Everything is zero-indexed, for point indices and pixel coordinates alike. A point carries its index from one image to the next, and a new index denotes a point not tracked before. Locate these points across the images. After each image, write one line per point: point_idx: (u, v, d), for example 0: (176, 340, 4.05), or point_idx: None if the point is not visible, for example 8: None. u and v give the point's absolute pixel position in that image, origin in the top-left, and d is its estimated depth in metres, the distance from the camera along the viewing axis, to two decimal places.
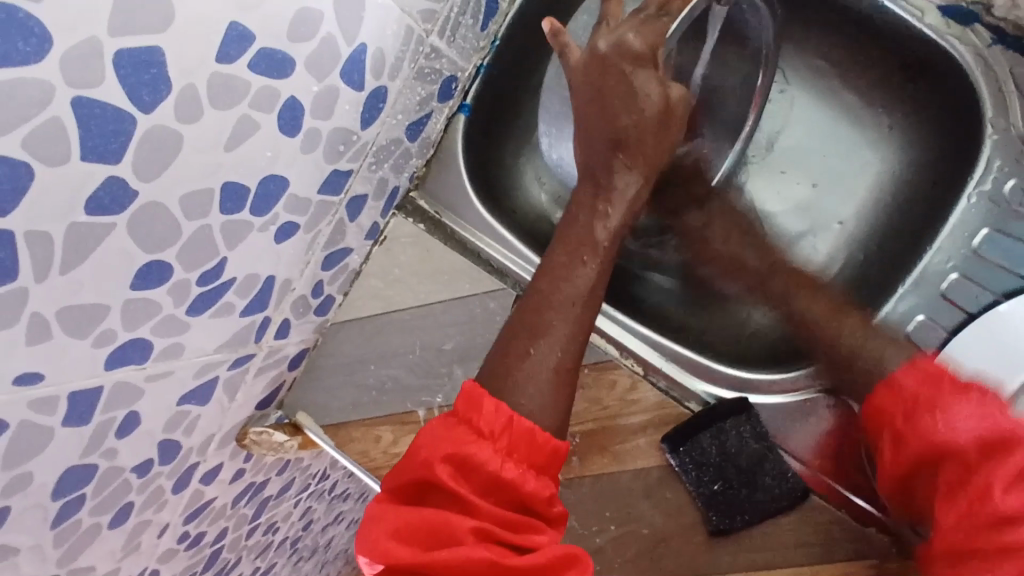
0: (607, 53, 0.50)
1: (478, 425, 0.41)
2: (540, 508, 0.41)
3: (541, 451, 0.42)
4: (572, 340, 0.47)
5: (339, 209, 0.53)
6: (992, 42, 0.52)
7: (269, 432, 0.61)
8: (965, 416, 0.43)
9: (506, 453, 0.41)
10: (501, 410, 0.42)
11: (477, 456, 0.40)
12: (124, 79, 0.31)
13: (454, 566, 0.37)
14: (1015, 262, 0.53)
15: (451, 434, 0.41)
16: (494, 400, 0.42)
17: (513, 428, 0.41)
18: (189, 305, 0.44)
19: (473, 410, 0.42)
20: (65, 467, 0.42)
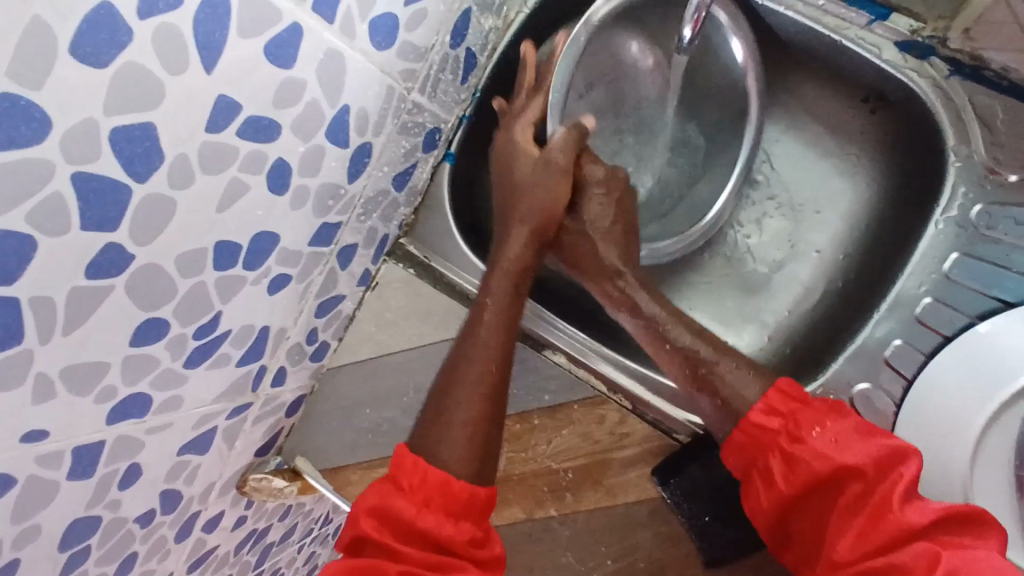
0: (527, 110, 0.60)
1: (399, 480, 0.44)
2: (460, 550, 0.42)
3: (463, 496, 0.43)
4: (488, 359, 0.51)
5: (330, 259, 0.55)
6: (949, 73, 0.53)
7: (268, 479, 0.61)
8: (822, 434, 0.45)
9: (426, 504, 0.43)
10: (419, 465, 0.44)
11: (400, 512, 0.42)
12: (120, 153, 0.33)
13: None
14: (986, 283, 0.53)
15: (378, 492, 0.43)
16: (412, 456, 0.44)
17: (428, 480, 0.43)
18: (187, 358, 0.46)
19: (396, 467, 0.44)
20: (70, 519, 0.44)
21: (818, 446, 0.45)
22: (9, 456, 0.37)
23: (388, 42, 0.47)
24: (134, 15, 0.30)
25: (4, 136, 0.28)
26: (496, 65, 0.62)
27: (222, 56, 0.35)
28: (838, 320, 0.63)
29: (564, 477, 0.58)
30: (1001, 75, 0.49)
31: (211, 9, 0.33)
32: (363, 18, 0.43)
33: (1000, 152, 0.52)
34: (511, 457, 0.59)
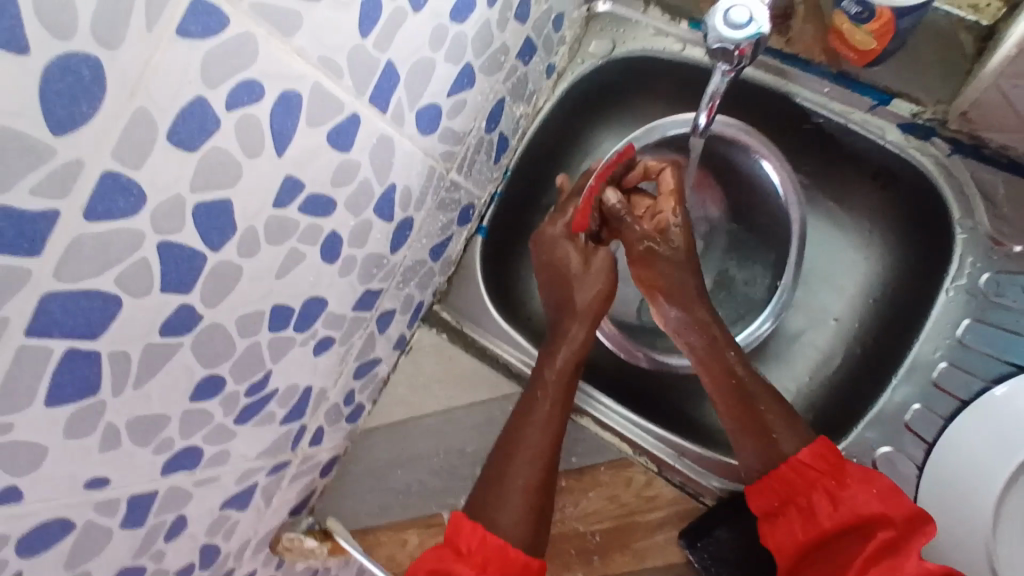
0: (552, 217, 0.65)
1: (459, 545, 0.51)
2: None
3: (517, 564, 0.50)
4: (538, 459, 0.56)
5: (370, 323, 0.59)
6: (951, 152, 0.57)
7: (301, 538, 0.63)
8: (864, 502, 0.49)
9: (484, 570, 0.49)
10: (477, 530, 0.51)
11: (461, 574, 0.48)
12: (201, 226, 0.38)
13: None
14: (999, 348, 0.54)
15: (440, 557, 0.50)
16: (472, 522, 0.51)
17: (484, 545, 0.50)
18: (237, 415, 0.49)
19: (456, 534, 0.51)
20: (117, 568, 0.46)
21: (862, 497, 0.49)
22: (71, 500, 0.40)
23: (431, 129, 0.52)
24: (224, 108, 0.35)
25: (107, 209, 0.32)
26: (525, 148, 0.67)
27: (292, 142, 0.40)
28: (856, 388, 0.63)
29: (591, 540, 0.59)
30: (1000, 152, 0.55)
31: (288, 104, 0.39)
32: (411, 109, 0.49)
33: (1003, 224, 0.55)
34: None
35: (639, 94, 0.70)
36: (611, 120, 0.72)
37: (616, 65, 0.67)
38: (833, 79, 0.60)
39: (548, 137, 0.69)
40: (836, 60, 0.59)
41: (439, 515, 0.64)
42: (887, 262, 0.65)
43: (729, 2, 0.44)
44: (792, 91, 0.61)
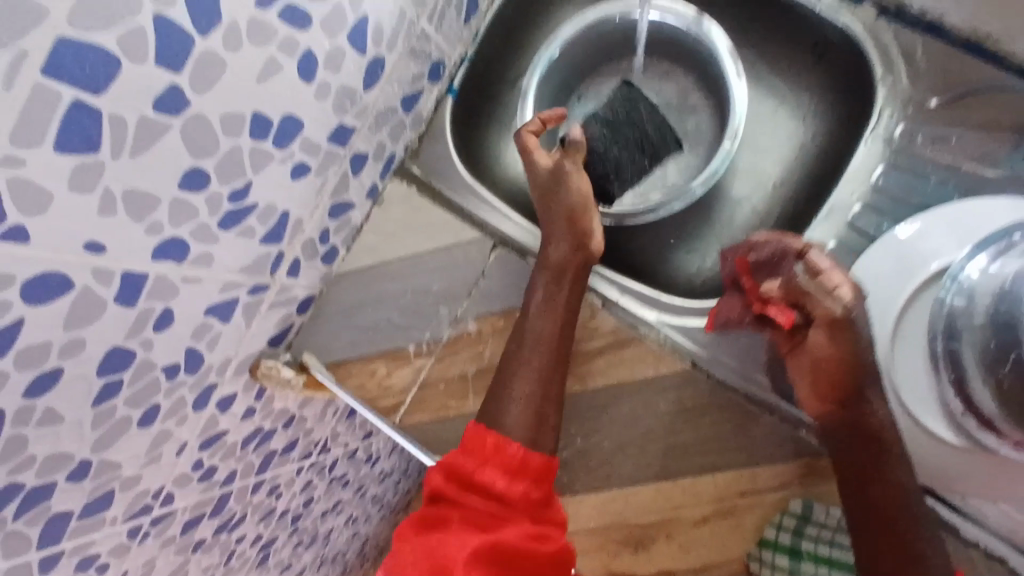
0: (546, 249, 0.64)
1: (461, 499, 0.56)
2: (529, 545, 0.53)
3: (537, 467, 0.57)
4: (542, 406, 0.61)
5: (344, 162, 0.64)
6: (879, 15, 0.62)
7: (278, 367, 0.69)
8: None
9: (513, 476, 0.56)
10: (479, 506, 0.55)
11: (490, 480, 0.56)
12: (189, 7, 0.43)
13: (453, 555, 0.50)
14: (911, 193, 0.61)
15: (441, 480, 0.57)
16: (470, 496, 0.56)
17: (482, 508, 0.55)
18: (220, 218, 0.54)
19: (453, 493, 0.56)
20: (110, 344, 0.51)
21: None
22: (72, 259, 0.45)
23: None
24: None
25: None
26: (495, 15, 0.72)
27: None
28: None
29: None
30: (920, 16, 0.60)
31: None
32: None
33: (917, 80, 0.60)
34: (495, 348, 0.67)
35: None
36: None
37: None
38: None
39: (514, 8, 0.73)
40: None
41: (405, 348, 0.69)
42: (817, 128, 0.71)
43: None
44: None
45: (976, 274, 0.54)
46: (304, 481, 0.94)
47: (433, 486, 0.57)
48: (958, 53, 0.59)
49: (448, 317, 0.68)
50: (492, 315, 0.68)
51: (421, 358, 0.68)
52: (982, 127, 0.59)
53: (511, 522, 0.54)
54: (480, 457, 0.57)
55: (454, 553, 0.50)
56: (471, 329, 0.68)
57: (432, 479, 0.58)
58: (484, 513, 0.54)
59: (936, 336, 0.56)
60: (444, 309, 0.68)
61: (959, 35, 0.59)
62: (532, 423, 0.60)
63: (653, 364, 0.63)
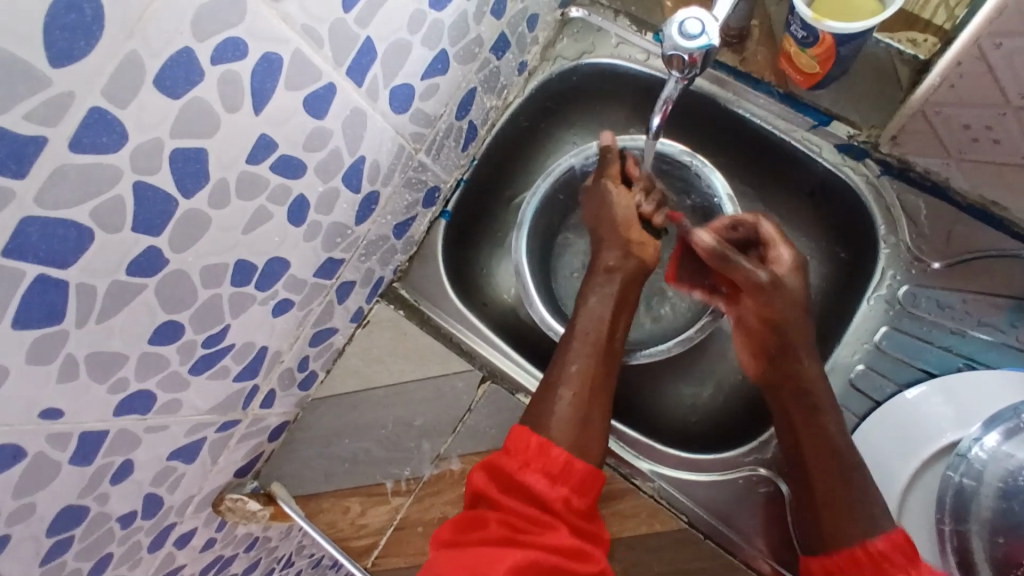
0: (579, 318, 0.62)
1: (493, 513, 0.50)
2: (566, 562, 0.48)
3: (579, 474, 0.53)
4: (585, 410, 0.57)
5: (330, 292, 0.61)
6: (880, 173, 0.62)
7: (244, 500, 0.64)
8: None
9: (555, 480, 0.52)
10: (508, 503, 0.51)
11: (532, 483, 0.51)
12: (176, 171, 0.40)
13: (480, 563, 0.47)
14: (912, 355, 0.59)
15: (451, 530, 0.52)
16: (502, 490, 0.52)
17: (511, 500, 0.51)
18: (193, 364, 0.50)
19: (487, 488, 0.52)
20: (62, 505, 0.46)
21: None
22: (25, 428, 0.40)
23: (404, 107, 0.55)
24: (208, 61, 0.37)
25: (90, 143, 0.34)
26: (492, 139, 0.71)
27: (270, 101, 0.43)
28: None
29: None
30: (924, 176, 0.60)
31: (268, 64, 0.41)
32: (386, 85, 0.51)
33: (922, 242, 0.60)
34: None
35: (598, 97, 0.74)
36: (574, 120, 0.76)
37: (585, 69, 0.71)
38: (779, 98, 0.65)
39: (511, 132, 0.72)
40: (783, 81, 0.64)
41: (382, 485, 0.65)
42: (812, 274, 0.69)
43: (684, 14, 0.48)
44: (741, 106, 0.66)
45: (986, 450, 0.52)
46: None
47: (475, 485, 0.53)
48: (960, 216, 0.60)
49: (430, 454, 0.65)
50: (476, 455, 0.64)
51: (400, 496, 0.65)
52: (983, 292, 0.59)
53: (558, 535, 0.48)
54: (522, 460, 0.52)
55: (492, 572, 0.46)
56: (454, 468, 0.64)
57: (475, 479, 0.53)
58: (518, 512, 0.50)
59: (943, 516, 0.53)
60: (426, 445, 0.65)
61: (961, 197, 0.60)
62: (576, 431, 0.55)
63: (648, 522, 0.60)
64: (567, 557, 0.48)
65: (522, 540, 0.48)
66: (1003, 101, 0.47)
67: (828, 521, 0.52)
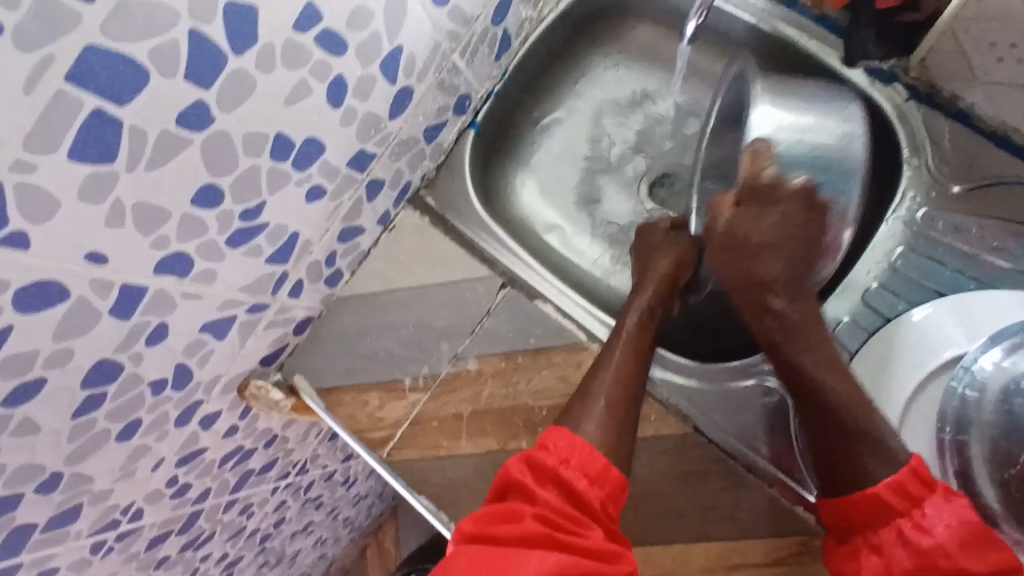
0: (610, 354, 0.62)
1: (552, 454, 0.51)
2: (595, 510, 0.49)
3: (614, 482, 0.51)
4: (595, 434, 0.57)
5: (360, 187, 0.62)
6: (908, 98, 0.62)
7: (267, 388, 0.67)
8: None
9: (594, 481, 0.50)
10: (576, 442, 0.51)
11: (576, 481, 0.49)
12: (227, 26, 0.41)
13: (545, 506, 0.48)
14: (928, 276, 0.60)
15: (518, 466, 0.51)
16: (575, 437, 0.52)
17: (573, 445, 0.51)
18: (229, 236, 0.52)
19: (545, 443, 0.52)
20: (100, 356, 0.48)
21: None
22: (71, 267, 0.42)
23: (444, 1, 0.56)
24: None
25: None
26: (525, 52, 0.71)
27: None
28: None
29: (539, 415, 0.63)
30: (949, 102, 0.61)
31: None
32: None
33: (943, 165, 0.61)
34: (494, 391, 0.65)
35: (626, 16, 0.76)
36: (600, 39, 0.78)
37: None
38: (812, 19, 0.66)
39: (541, 49, 0.73)
40: (819, 3, 0.64)
41: (400, 381, 0.67)
42: None
43: None
44: (773, 26, 0.67)
45: (988, 365, 0.54)
46: (277, 503, 0.91)
47: (510, 475, 0.50)
48: (980, 142, 0.61)
49: (448, 354, 0.66)
50: (493, 356, 0.65)
51: (417, 393, 0.66)
52: (1002, 219, 0.59)
53: (593, 541, 0.46)
54: (561, 457, 0.51)
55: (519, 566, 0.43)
56: (472, 368, 0.66)
57: (510, 466, 0.51)
58: (561, 510, 0.48)
59: (944, 426, 0.54)
60: (444, 345, 0.66)
61: (984, 123, 0.61)
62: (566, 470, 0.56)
63: (655, 425, 0.62)
64: (601, 560, 0.46)
65: (560, 538, 0.45)
66: None
67: (901, 536, 0.47)
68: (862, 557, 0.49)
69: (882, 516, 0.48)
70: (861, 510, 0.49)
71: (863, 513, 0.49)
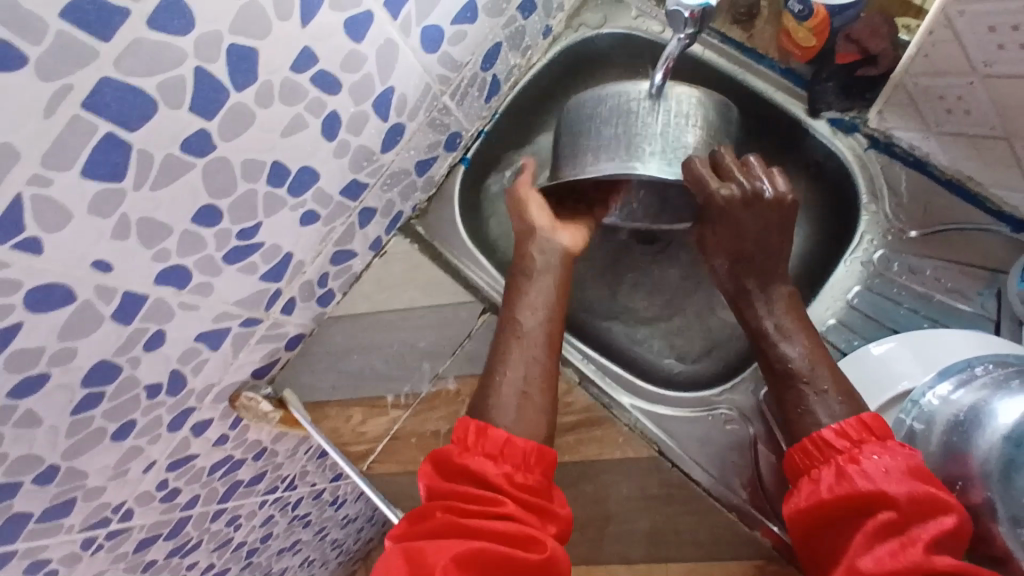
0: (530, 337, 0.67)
1: (457, 447, 0.57)
2: (500, 483, 0.54)
3: (519, 452, 0.57)
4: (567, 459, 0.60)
5: (353, 214, 0.67)
6: (868, 147, 0.66)
7: (257, 399, 0.70)
8: None
9: (497, 458, 0.56)
10: (477, 433, 0.57)
11: (474, 464, 0.55)
12: (230, 65, 0.47)
13: (456, 495, 0.54)
14: (883, 314, 0.63)
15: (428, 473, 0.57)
16: (481, 428, 0.57)
17: (472, 436, 0.57)
18: (225, 253, 0.57)
19: (457, 440, 0.57)
20: (100, 357, 0.53)
21: None
22: (79, 273, 0.47)
23: (434, 48, 0.62)
24: None
25: (164, 23, 0.41)
26: (514, 96, 0.77)
27: (316, 17, 0.49)
28: None
29: None
30: (907, 152, 0.64)
31: None
32: (418, 24, 0.58)
33: (900, 210, 0.64)
34: None
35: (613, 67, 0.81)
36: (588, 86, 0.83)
37: (604, 37, 0.77)
38: (779, 72, 0.70)
39: (531, 94, 0.79)
40: (785, 58, 0.69)
41: (383, 398, 0.70)
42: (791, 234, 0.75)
43: None
44: (744, 77, 0.70)
45: (938, 396, 0.55)
46: (265, 517, 0.94)
47: (426, 478, 0.57)
48: (938, 190, 0.64)
49: (429, 373, 0.70)
50: (471, 376, 0.69)
51: (398, 409, 0.70)
52: (956, 262, 0.62)
53: (505, 511, 0.52)
54: (464, 444, 0.57)
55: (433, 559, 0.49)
56: (450, 388, 0.69)
57: (426, 471, 0.57)
58: (465, 495, 0.53)
59: None
60: (426, 365, 0.70)
61: (942, 173, 0.63)
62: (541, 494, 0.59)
63: (621, 447, 0.63)
64: (506, 532, 0.51)
65: (465, 523, 0.51)
66: (969, 69, 0.52)
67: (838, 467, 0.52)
68: (801, 491, 0.53)
69: (830, 447, 0.53)
70: (814, 449, 0.54)
71: (807, 452, 0.54)
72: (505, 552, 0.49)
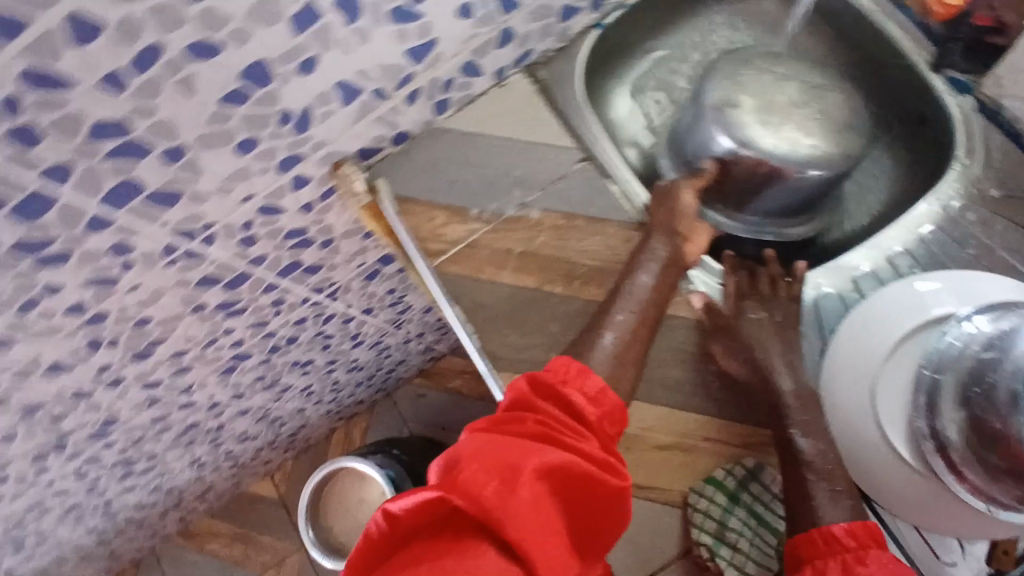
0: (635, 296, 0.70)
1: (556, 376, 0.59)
2: (590, 420, 0.57)
3: (609, 403, 0.60)
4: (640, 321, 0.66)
5: (498, 29, 0.71)
6: (976, 110, 0.75)
7: (356, 174, 0.74)
8: None
9: (591, 400, 0.59)
10: (584, 371, 0.60)
11: (573, 398, 0.58)
12: None
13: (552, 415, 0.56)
14: (945, 250, 0.72)
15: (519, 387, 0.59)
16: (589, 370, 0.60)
17: (574, 370, 0.60)
18: (395, 7, 0.61)
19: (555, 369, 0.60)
20: (265, 55, 0.57)
21: None
22: None
23: None
24: None
25: None
26: None
27: None
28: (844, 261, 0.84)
29: (579, 269, 0.73)
30: (1010, 121, 0.73)
31: None
32: None
33: (988, 170, 0.73)
34: (546, 240, 0.74)
35: None
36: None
37: None
38: (915, 26, 0.77)
39: None
40: (925, 11, 0.76)
41: (468, 209, 0.76)
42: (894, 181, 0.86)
43: None
44: (882, 25, 0.79)
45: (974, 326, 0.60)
46: (300, 316, 0.99)
47: (518, 391, 0.58)
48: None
49: (516, 201, 0.75)
50: (555, 212, 0.74)
51: (480, 222, 0.76)
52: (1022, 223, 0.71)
53: (588, 447, 0.55)
54: (562, 377, 0.60)
55: (527, 458, 0.50)
56: (533, 216, 0.75)
57: (517, 385, 0.59)
58: (560, 419, 0.56)
59: (927, 364, 0.61)
60: (516, 193, 0.75)
61: None
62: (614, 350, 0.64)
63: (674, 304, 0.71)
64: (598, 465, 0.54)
65: (559, 439, 0.54)
66: None
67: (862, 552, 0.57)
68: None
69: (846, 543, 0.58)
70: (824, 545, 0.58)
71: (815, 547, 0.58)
72: (590, 475, 0.52)
